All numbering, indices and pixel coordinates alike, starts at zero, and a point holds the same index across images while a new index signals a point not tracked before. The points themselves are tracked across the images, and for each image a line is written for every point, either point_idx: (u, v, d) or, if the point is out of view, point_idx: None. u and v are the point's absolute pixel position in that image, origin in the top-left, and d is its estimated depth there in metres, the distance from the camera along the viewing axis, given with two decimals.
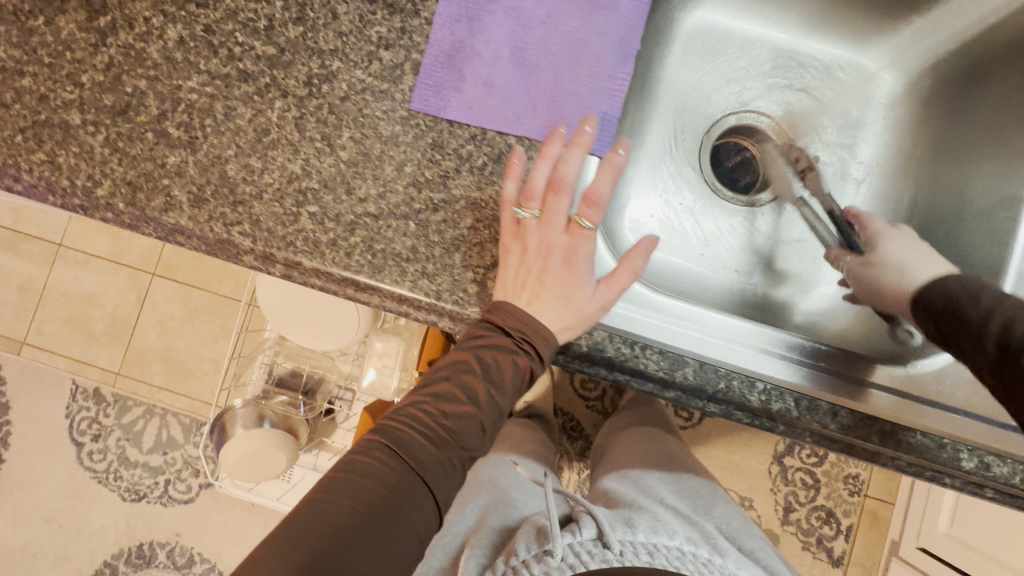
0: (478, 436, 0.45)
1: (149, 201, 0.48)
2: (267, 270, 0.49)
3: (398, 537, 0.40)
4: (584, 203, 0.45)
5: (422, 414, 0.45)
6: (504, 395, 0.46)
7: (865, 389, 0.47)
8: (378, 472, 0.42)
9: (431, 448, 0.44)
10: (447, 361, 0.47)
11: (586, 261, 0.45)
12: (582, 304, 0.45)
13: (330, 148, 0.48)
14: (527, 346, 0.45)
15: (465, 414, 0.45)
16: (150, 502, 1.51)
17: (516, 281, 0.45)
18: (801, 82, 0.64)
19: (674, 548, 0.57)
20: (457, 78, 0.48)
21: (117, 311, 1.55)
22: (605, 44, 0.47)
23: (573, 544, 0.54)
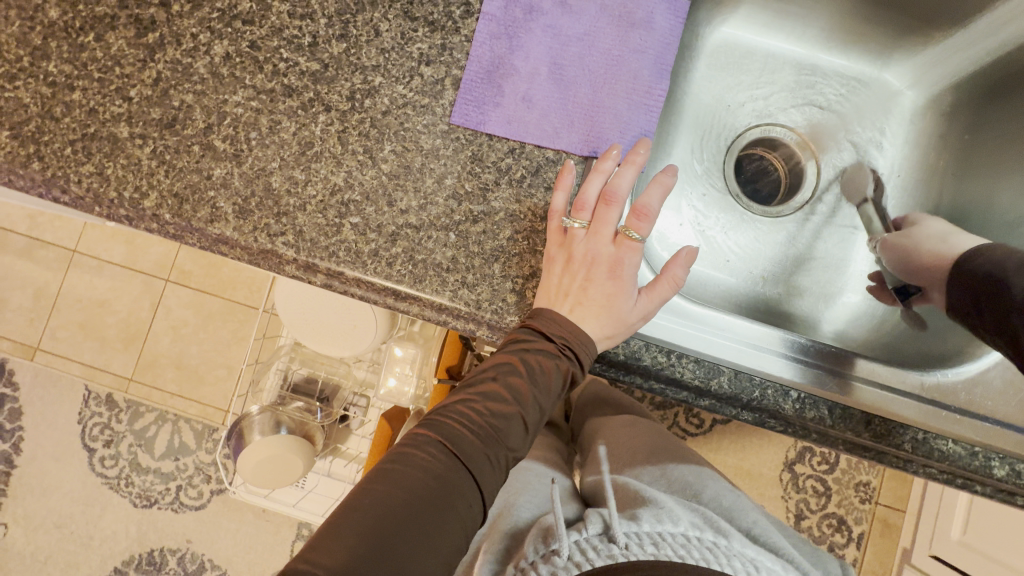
0: (522, 435, 0.48)
1: (195, 212, 0.49)
2: (307, 280, 0.50)
3: (445, 527, 0.42)
4: (633, 215, 0.47)
5: (471, 413, 0.47)
6: (547, 396, 0.48)
7: (899, 398, 0.47)
8: (428, 465, 0.44)
9: (480, 446, 0.46)
10: (490, 362, 0.49)
11: (629, 272, 0.47)
12: (625, 313, 0.46)
13: (372, 161, 0.49)
14: (569, 352, 0.47)
15: (511, 415, 0.47)
16: (161, 508, 1.51)
17: (560, 289, 0.46)
18: (823, 97, 0.65)
19: (680, 535, 0.55)
20: (497, 94, 0.49)
21: (131, 317, 1.56)
22: (642, 61, 0.49)
23: (581, 541, 0.55)
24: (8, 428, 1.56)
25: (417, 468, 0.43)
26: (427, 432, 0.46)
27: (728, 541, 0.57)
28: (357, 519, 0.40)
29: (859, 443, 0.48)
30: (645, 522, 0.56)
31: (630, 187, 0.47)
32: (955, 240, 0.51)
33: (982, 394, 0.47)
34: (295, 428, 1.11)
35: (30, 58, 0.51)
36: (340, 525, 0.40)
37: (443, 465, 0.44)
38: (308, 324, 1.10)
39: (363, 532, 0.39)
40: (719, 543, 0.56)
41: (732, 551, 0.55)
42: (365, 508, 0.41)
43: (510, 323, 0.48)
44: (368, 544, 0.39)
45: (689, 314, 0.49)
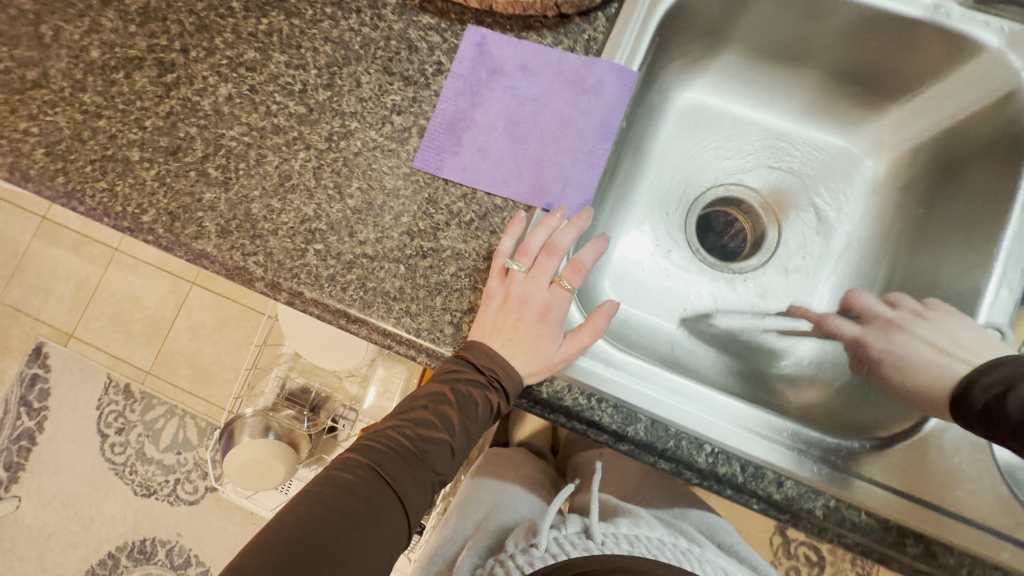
0: (449, 459, 0.51)
1: (183, 229, 0.55)
2: (273, 297, 0.56)
3: (368, 543, 0.45)
4: (570, 267, 0.51)
5: (401, 437, 0.50)
6: (474, 423, 0.51)
7: (854, 480, 0.47)
8: (355, 486, 0.47)
9: (407, 467, 0.49)
10: (423, 391, 0.53)
11: (558, 318, 0.50)
12: (549, 354, 0.49)
13: (340, 196, 0.55)
14: (498, 386, 0.50)
15: (438, 439, 0.50)
16: (158, 499, 1.58)
17: (494, 326, 0.50)
18: (787, 162, 0.68)
19: (654, 539, 0.62)
20: (456, 143, 0.55)
21: (156, 314, 1.68)
22: (589, 123, 0.53)
23: (559, 538, 0.61)
24: (35, 408, 1.69)
25: (345, 489, 0.46)
26: (356, 454, 0.49)
27: (700, 549, 0.64)
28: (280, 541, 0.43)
29: (772, 507, 0.48)
30: (623, 525, 0.63)
31: (571, 244, 0.51)
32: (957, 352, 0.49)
33: (963, 462, 0.48)
34: (282, 435, 1.15)
35: (70, 89, 0.60)
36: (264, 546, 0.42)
37: (370, 485, 0.47)
38: (305, 336, 1.16)
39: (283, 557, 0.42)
40: (690, 550, 0.62)
41: (703, 556, 0.62)
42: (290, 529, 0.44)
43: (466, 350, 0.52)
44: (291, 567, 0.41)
45: (618, 360, 0.51)
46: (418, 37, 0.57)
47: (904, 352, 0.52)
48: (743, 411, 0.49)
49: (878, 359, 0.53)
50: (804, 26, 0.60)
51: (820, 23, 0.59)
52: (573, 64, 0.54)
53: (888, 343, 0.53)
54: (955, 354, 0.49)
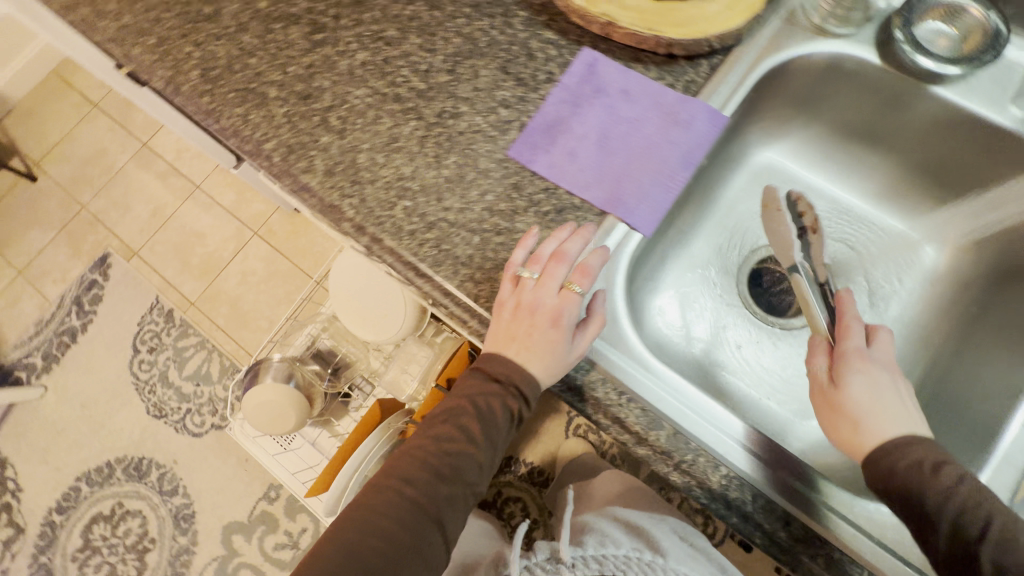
0: (476, 470, 0.54)
1: (296, 162, 0.63)
2: (354, 238, 0.61)
3: (411, 562, 0.50)
4: (578, 272, 0.53)
5: (427, 455, 0.54)
6: (497, 433, 0.54)
7: (861, 539, 0.46)
8: (392, 509, 0.51)
9: (437, 487, 0.52)
10: (445, 407, 0.56)
11: (569, 321, 0.52)
12: (562, 356, 0.52)
13: (437, 165, 0.61)
14: (515, 391, 0.53)
15: (467, 453, 0.53)
16: (167, 423, 1.65)
17: (507, 334, 0.53)
18: (850, 235, 0.71)
19: (620, 556, 0.67)
20: (550, 143, 0.60)
21: (215, 252, 1.81)
22: (675, 152, 0.58)
23: (530, 568, 0.66)
24: (85, 309, 1.80)
25: (380, 512, 0.51)
26: (389, 477, 0.54)
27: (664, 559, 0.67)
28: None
29: (775, 544, 0.49)
30: (591, 547, 0.67)
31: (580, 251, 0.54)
32: (899, 422, 0.46)
33: None
34: (302, 386, 1.22)
35: (235, 28, 0.70)
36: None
37: (403, 505, 0.51)
38: (351, 299, 1.25)
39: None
40: (657, 561, 0.67)
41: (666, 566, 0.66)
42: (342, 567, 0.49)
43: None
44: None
45: (653, 368, 0.53)
46: (538, 48, 0.64)
47: (875, 389, 0.48)
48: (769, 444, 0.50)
49: (850, 376, 0.49)
50: (891, 112, 0.63)
51: (907, 112, 0.62)
52: (671, 99, 0.60)
53: (868, 374, 0.49)
54: (902, 418, 0.46)
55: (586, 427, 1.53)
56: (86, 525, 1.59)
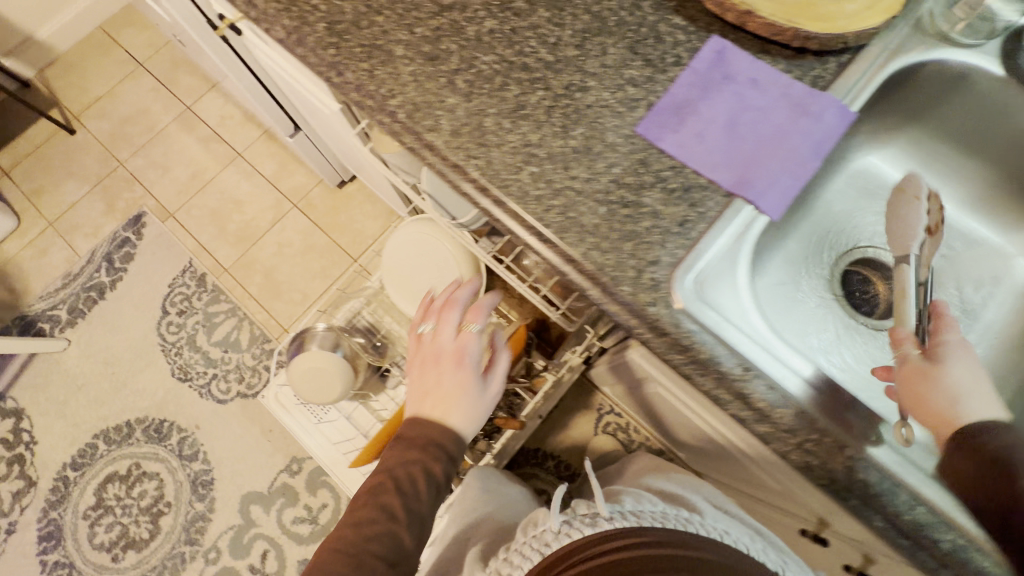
0: (404, 545, 0.61)
1: (421, 120, 0.64)
2: (476, 200, 0.62)
3: None
4: (469, 314, 0.71)
5: (350, 543, 0.60)
6: (420, 499, 0.62)
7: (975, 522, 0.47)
8: None
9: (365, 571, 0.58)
10: (366, 493, 0.64)
11: (468, 358, 0.69)
12: (468, 390, 0.68)
13: (563, 135, 0.62)
14: (433, 443, 0.65)
15: (391, 535, 0.60)
16: (192, 387, 1.64)
17: (423, 387, 0.69)
18: (941, 245, 0.73)
19: (657, 512, 0.72)
20: (678, 124, 0.61)
21: (252, 221, 1.80)
22: (804, 141, 0.59)
23: (569, 521, 0.71)
24: (115, 266, 1.78)
25: None
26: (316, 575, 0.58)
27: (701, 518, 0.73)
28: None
29: (895, 528, 0.49)
30: (628, 504, 0.73)
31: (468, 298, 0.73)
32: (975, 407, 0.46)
33: None
34: (347, 356, 1.22)
35: None
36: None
37: None
38: (403, 276, 1.26)
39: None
40: (694, 518, 0.71)
41: (704, 523, 0.71)
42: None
43: (640, 300, 0.56)
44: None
45: (778, 349, 0.54)
46: (667, 32, 0.66)
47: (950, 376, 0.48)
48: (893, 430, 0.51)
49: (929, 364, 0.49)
50: (1002, 125, 0.65)
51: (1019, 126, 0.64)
52: (799, 91, 0.61)
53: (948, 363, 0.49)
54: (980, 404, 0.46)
55: (616, 425, 1.54)
56: (100, 484, 1.57)
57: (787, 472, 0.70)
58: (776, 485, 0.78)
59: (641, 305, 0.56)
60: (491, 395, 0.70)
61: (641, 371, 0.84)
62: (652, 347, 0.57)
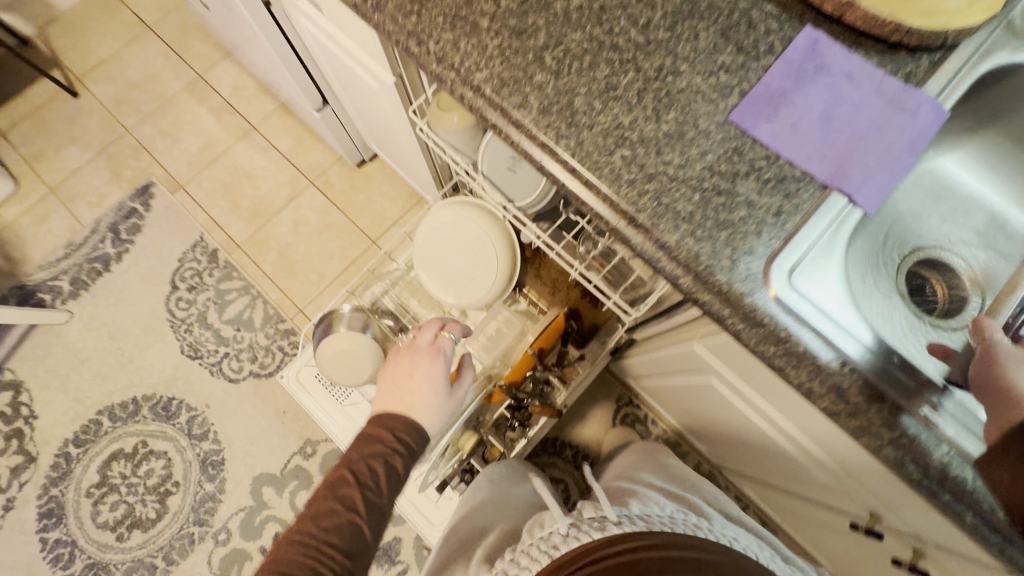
0: (363, 537, 0.67)
1: (509, 96, 0.62)
2: (564, 181, 0.61)
3: None
4: (444, 329, 0.90)
5: (308, 537, 0.65)
6: (379, 492, 0.70)
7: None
8: None
9: (322, 561, 0.63)
10: (327, 488, 0.70)
11: (440, 360, 0.84)
12: (436, 390, 0.81)
13: (656, 119, 0.61)
14: (400, 436, 0.76)
15: (350, 525, 0.67)
16: (202, 365, 1.59)
17: (394, 383, 0.82)
18: (1005, 248, 0.74)
19: (666, 515, 0.71)
20: (772, 113, 0.61)
21: (267, 197, 1.74)
22: (899, 137, 0.59)
23: (577, 524, 0.68)
24: (120, 238, 1.71)
25: None
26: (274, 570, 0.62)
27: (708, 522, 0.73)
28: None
29: (986, 524, 0.51)
30: (637, 507, 0.72)
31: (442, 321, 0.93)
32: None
33: None
34: (377, 338, 1.19)
35: None
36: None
37: None
38: (437, 259, 1.23)
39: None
40: (701, 523, 0.72)
41: (711, 527, 0.71)
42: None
43: (736, 289, 0.55)
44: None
45: (874, 343, 0.54)
46: (759, 19, 0.64)
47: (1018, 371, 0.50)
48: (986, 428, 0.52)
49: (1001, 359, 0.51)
50: None
51: None
52: (893, 87, 0.61)
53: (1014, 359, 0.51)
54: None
55: (634, 417, 1.55)
56: (105, 462, 1.52)
57: (848, 467, 0.71)
58: (828, 479, 0.79)
59: (738, 295, 0.55)
60: (456, 397, 0.84)
61: (698, 362, 0.84)
62: (744, 339, 0.57)
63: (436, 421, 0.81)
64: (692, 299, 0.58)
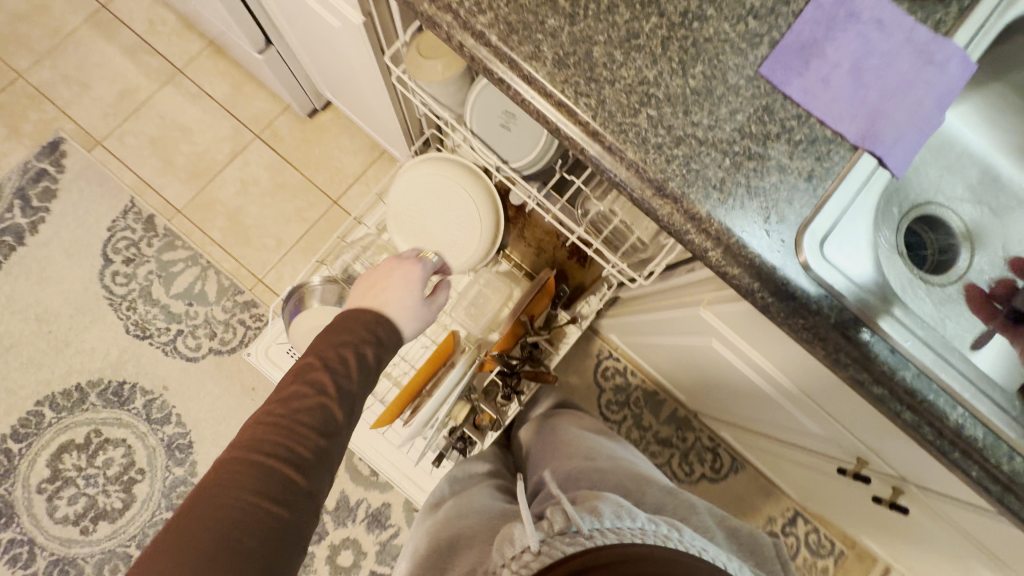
0: (336, 421, 0.63)
1: (519, 45, 0.54)
2: (584, 145, 0.54)
3: (275, 519, 0.53)
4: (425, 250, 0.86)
5: (276, 418, 0.60)
6: (350, 379, 0.65)
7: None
8: (248, 473, 0.55)
9: (293, 444, 0.59)
10: (297, 370, 0.65)
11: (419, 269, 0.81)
12: (411, 296, 0.77)
13: (683, 72, 0.55)
14: (372, 331, 0.70)
15: (322, 407, 0.62)
16: (153, 345, 1.46)
17: (368, 285, 0.77)
18: (992, 202, 0.76)
19: (637, 530, 0.52)
20: (804, 66, 0.56)
21: (206, 153, 1.55)
22: (929, 93, 0.56)
23: (550, 538, 0.53)
24: (32, 205, 1.48)
25: (231, 477, 0.54)
26: (239, 450, 0.57)
27: (682, 531, 0.54)
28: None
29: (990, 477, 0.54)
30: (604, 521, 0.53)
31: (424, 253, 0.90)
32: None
33: None
34: None
35: None
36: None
37: (260, 468, 0.56)
38: (414, 221, 1.13)
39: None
40: (674, 533, 0.53)
41: (688, 541, 0.53)
42: (222, 524, 0.51)
43: (769, 263, 0.53)
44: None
45: (897, 310, 0.54)
46: None
47: None
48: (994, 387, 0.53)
49: None
50: None
51: None
52: (924, 36, 0.57)
53: None
54: None
55: (614, 369, 1.57)
56: (55, 455, 1.39)
57: (845, 421, 0.74)
58: (820, 430, 0.83)
59: (771, 269, 0.53)
60: (430, 308, 0.79)
61: (700, 326, 0.83)
62: (771, 314, 0.55)
63: (409, 320, 0.76)
64: (720, 272, 0.55)
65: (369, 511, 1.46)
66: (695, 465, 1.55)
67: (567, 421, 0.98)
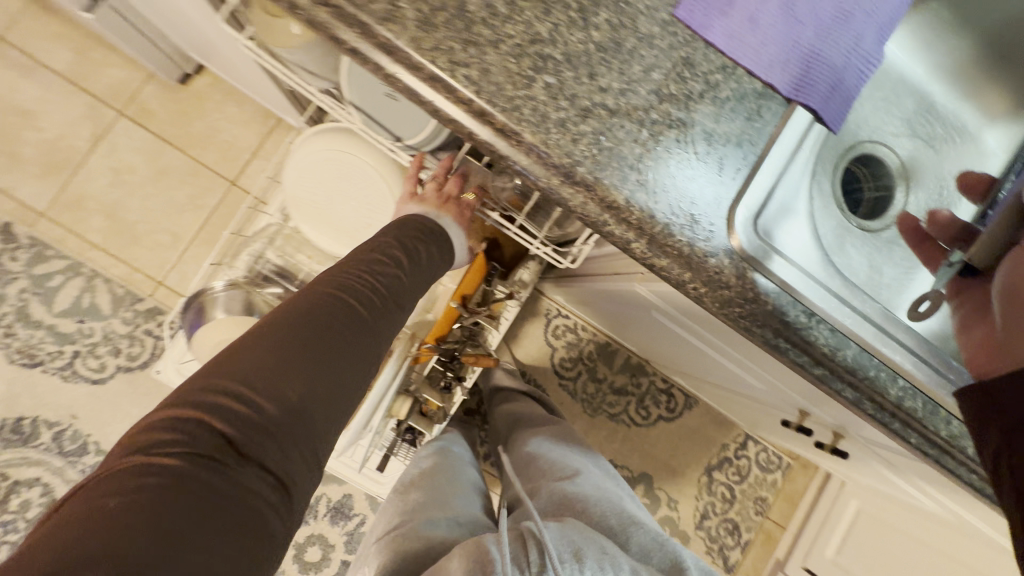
0: (402, 296, 0.71)
1: (372, 2, 0.42)
2: (471, 130, 0.44)
3: (359, 346, 0.60)
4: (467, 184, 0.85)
5: (360, 273, 0.67)
6: (416, 265, 0.75)
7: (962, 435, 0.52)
8: (340, 299, 0.62)
9: (372, 294, 0.66)
10: (371, 245, 0.73)
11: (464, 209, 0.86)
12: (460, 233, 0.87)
13: (583, 23, 0.45)
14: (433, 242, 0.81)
15: (395, 276, 0.71)
16: (46, 372, 1.28)
17: (424, 214, 0.84)
18: (930, 135, 0.70)
19: None
20: (726, 3, 0.46)
21: (60, 141, 1.29)
22: (867, 25, 0.47)
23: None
24: None
25: (326, 297, 0.61)
26: (327, 283, 0.64)
27: None
28: (169, 459, 0.41)
29: (925, 441, 0.53)
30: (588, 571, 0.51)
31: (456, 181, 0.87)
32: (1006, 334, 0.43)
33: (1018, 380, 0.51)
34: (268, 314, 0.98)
35: None
36: (97, 515, 0.36)
37: (351, 300, 0.63)
38: (322, 208, 0.98)
39: (149, 510, 0.37)
40: None
41: None
42: (321, 329, 0.56)
43: (698, 251, 0.46)
44: (201, 525, 0.39)
45: (836, 284, 0.49)
46: None
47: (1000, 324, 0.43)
48: (936, 357, 0.50)
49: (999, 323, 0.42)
50: None
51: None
52: None
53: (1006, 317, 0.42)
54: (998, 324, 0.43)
55: (565, 327, 1.54)
56: None
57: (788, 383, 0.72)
58: (763, 387, 0.81)
59: (701, 257, 0.46)
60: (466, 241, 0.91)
61: (637, 299, 0.79)
62: (704, 305, 0.49)
63: (456, 246, 0.88)
64: (645, 263, 0.47)
65: (331, 505, 1.41)
66: (650, 408, 1.58)
67: (544, 433, 0.91)
